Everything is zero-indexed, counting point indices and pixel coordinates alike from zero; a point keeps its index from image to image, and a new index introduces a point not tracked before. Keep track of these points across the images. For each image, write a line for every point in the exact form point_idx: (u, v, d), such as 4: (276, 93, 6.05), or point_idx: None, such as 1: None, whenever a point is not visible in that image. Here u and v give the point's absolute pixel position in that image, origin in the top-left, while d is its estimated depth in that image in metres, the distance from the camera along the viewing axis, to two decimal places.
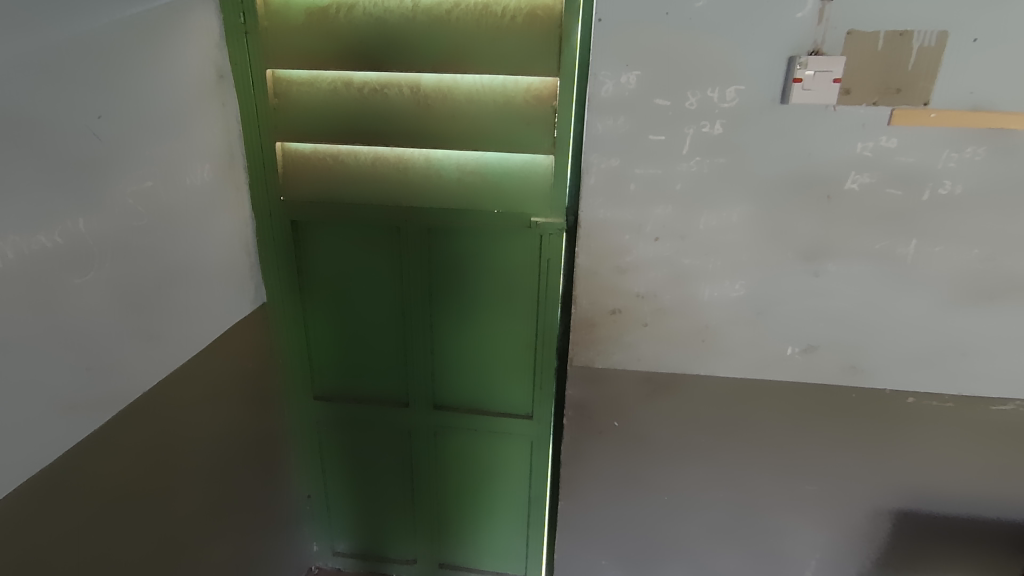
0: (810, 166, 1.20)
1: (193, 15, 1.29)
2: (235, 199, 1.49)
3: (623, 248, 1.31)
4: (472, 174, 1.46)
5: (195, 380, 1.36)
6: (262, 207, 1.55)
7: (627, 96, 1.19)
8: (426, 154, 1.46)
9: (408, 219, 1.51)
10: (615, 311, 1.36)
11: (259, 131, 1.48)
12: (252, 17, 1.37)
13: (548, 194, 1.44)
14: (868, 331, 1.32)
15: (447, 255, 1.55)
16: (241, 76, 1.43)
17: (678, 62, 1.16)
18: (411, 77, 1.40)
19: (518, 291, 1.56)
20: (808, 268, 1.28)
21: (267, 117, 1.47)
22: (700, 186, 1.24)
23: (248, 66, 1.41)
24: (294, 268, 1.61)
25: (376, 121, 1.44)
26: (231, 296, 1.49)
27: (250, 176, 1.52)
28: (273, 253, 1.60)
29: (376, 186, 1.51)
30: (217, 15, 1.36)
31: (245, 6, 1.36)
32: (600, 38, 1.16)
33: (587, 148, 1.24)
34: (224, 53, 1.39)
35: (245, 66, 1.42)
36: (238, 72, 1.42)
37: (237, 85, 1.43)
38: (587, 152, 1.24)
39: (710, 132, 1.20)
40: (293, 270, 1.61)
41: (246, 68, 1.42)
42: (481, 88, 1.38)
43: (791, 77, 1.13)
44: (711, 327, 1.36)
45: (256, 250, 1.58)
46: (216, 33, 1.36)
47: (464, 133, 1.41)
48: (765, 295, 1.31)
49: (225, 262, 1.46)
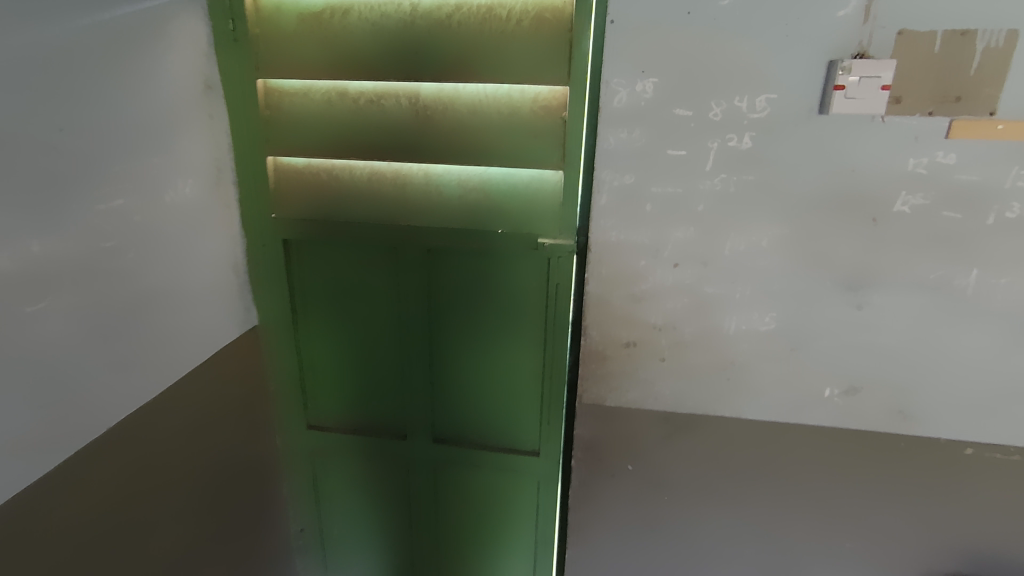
0: (853, 185, 1.05)
1: (177, 22, 1.21)
2: (223, 216, 1.40)
3: (638, 274, 1.17)
4: (474, 191, 1.34)
5: (179, 407, 1.27)
6: (254, 225, 1.46)
7: (642, 106, 1.07)
8: (425, 170, 1.35)
9: (407, 239, 1.40)
10: (629, 344, 1.23)
11: (251, 144, 1.39)
12: (241, 25, 1.29)
13: (557, 214, 1.31)
14: (920, 372, 1.15)
15: (449, 278, 1.44)
16: (230, 87, 1.35)
17: (701, 68, 1.03)
18: (409, 86, 1.30)
19: (526, 318, 1.43)
20: (850, 300, 1.13)
21: (258, 130, 1.38)
22: (726, 207, 1.10)
23: (238, 76, 1.33)
24: (287, 290, 1.52)
25: (372, 134, 1.34)
26: (217, 319, 1.40)
27: (241, 193, 1.43)
28: (265, 274, 1.50)
29: (372, 203, 1.40)
30: (205, 22, 1.29)
31: (235, 12, 1.28)
32: (612, 41, 1.04)
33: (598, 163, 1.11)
34: (212, 63, 1.32)
35: (235, 76, 1.34)
36: (227, 82, 1.34)
37: (227, 96, 1.35)
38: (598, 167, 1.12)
39: (737, 146, 1.06)
40: (286, 292, 1.52)
41: (236, 78, 1.34)
42: (485, 98, 1.27)
43: (832, 84, 0.98)
44: (738, 363, 1.21)
45: (247, 270, 1.49)
46: (202, 41, 1.28)
47: (466, 147, 1.30)
48: (801, 329, 1.16)
49: (210, 284, 1.37)
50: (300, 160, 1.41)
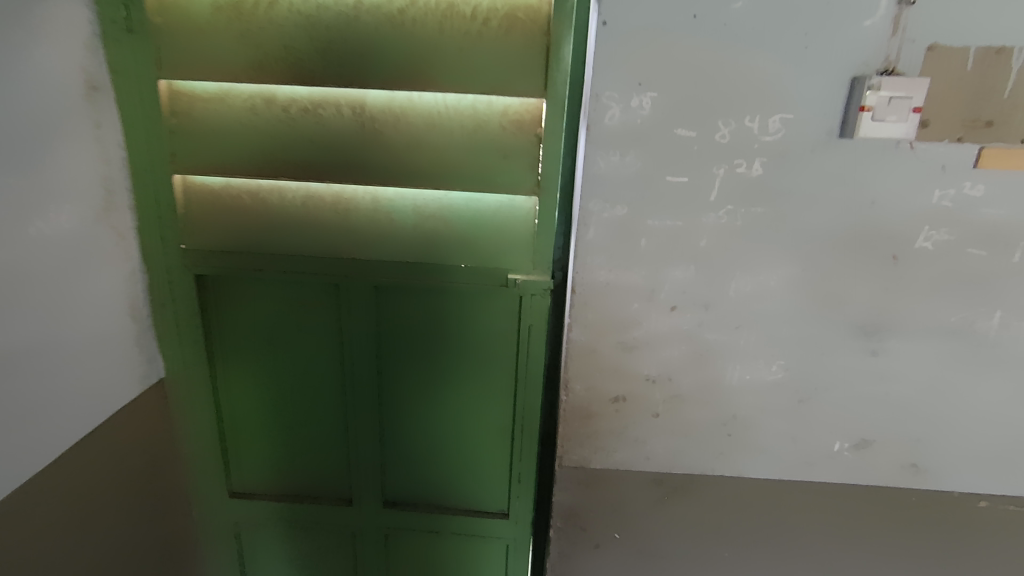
0: (872, 220, 0.93)
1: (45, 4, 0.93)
2: (117, 248, 1.13)
3: (630, 319, 1.00)
4: (432, 219, 1.14)
5: (59, 497, 0.99)
6: (160, 257, 1.19)
7: (637, 125, 0.90)
8: (372, 193, 1.13)
9: (352, 275, 1.17)
10: (619, 399, 1.06)
11: (154, 160, 1.12)
12: (137, 11, 1.03)
13: None
14: (935, 424, 1.05)
15: (403, 319, 1.22)
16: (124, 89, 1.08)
17: (707, 82, 0.87)
18: (352, 93, 1.08)
19: (493, 364, 1.24)
20: (864, 346, 1.01)
21: (162, 143, 1.11)
22: (731, 242, 0.95)
23: (133, 76, 1.06)
24: (203, 335, 1.25)
25: (307, 149, 1.10)
26: (110, 377, 1.12)
27: (141, 219, 1.16)
28: (175, 317, 1.23)
29: (307, 232, 1.16)
30: (87, 5, 1.02)
31: None
32: (602, 46, 0.87)
33: (582, 191, 0.94)
34: (100, 58, 1.05)
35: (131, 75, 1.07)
36: (120, 82, 1.07)
37: (121, 100, 1.08)
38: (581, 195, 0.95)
39: (746, 173, 0.91)
40: (202, 338, 1.25)
41: (132, 77, 1.07)
42: (447, 110, 1.07)
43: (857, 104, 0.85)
44: (740, 417, 1.06)
45: (151, 311, 1.22)
46: (83, 30, 1.01)
47: (423, 167, 1.09)
48: (810, 378, 1.03)
49: (97, 335, 1.09)
50: (218, 180, 1.15)
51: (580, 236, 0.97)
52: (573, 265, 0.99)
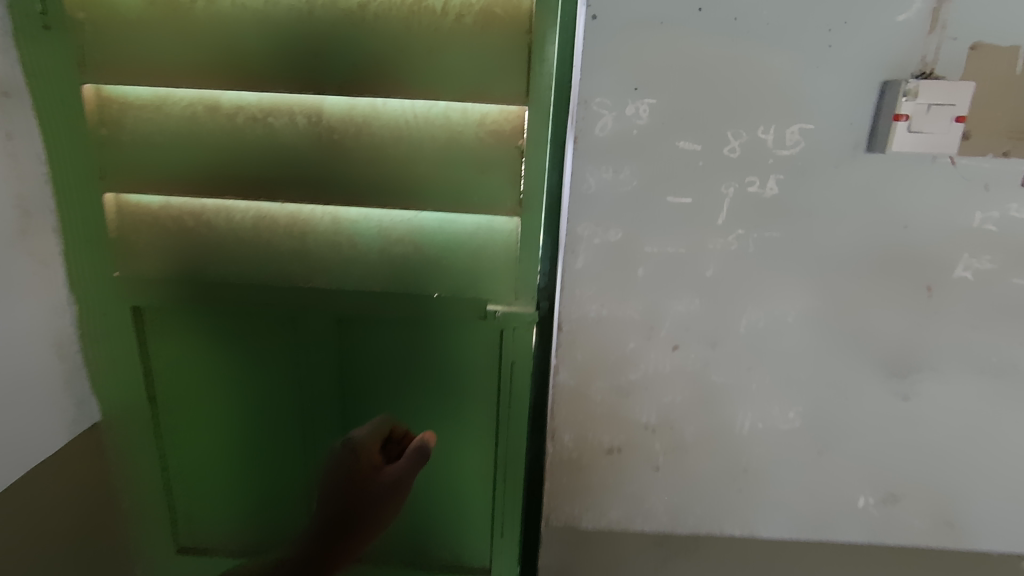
0: (904, 246, 0.80)
1: None
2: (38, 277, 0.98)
3: (624, 360, 0.87)
4: (401, 242, 1.00)
5: None
6: (89, 287, 1.04)
7: (631, 136, 0.77)
8: (332, 214, 0.99)
9: (312, 305, 1.03)
10: (613, 450, 0.92)
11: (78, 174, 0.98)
12: (56, 5, 0.89)
13: (512, 271, 0.99)
14: (973, 476, 0.92)
15: (370, 354, 1.08)
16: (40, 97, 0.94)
17: (715, 86, 0.75)
18: (307, 99, 0.94)
19: (473, 404, 1.09)
20: (893, 389, 0.88)
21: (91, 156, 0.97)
22: (742, 272, 0.82)
23: (54, 79, 0.93)
24: (143, 373, 1.10)
25: (255, 164, 0.96)
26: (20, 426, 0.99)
27: (66, 242, 1.01)
28: (109, 353, 1.08)
29: (258, 259, 1.02)
30: None
31: None
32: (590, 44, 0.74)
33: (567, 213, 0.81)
34: (15, 59, 0.91)
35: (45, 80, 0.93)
36: (39, 86, 0.93)
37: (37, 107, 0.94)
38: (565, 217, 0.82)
39: (759, 192, 0.79)
40: (142, 377, 1.10)
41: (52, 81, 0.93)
42: (415, 119, 0.94)
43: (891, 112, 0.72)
44: (752, 470, 0.93)
45: (82, 347, 1.07)
46: None
47: (389, 182, 0.96)
48: (830, 425, 0.91)
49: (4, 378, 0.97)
50: (155, 199, 1.00)
51: (565, 265, 0.83)
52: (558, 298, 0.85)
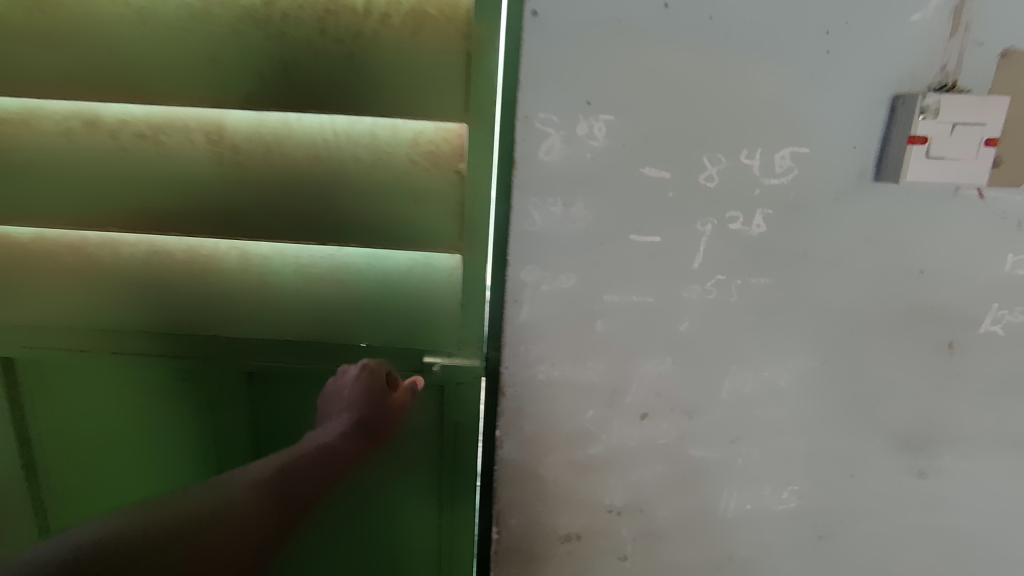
0: (919, 296, 0.66)
1: None
2: None
3: (582, 431, 0.72)
4: (318, 283, 0.75)
5: None
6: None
7: (584, 161, 0.62)
8: (239, 248, 0.76)
9: (218, 356, 0.83)
10: (571, 536, 0.77)
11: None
12: None
13: (458, 322, 0.73)
14: (1002, 564, 0.77)
15: (289, 417, 0.86)
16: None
17: (686, 99, 0.60)
18: (203, 113, 0.70)
19: (414, 490, 0.84)
20: (909, 465, 0.73)
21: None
22: (722, 327, 0.68)
23: None
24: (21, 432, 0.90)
25: (137, 196, 0.72)
26: None
27: None
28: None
29: (152, 305, 0.81)
30: None
31: None
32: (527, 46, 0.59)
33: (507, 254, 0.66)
34: None
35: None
36: None
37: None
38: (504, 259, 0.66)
39: (742, 232, 0.65)
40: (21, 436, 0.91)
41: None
42: (331, 137, 0.67)
43: (908, 133, 0.58)
44: (739, 558, 0.78)
45: None
46: None
47: (288, 204, 0.70)
48: (832, 508, 0.75)
49: None
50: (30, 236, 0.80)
51: (506, 317, 0.68)
52: (500, 356, 0.70)
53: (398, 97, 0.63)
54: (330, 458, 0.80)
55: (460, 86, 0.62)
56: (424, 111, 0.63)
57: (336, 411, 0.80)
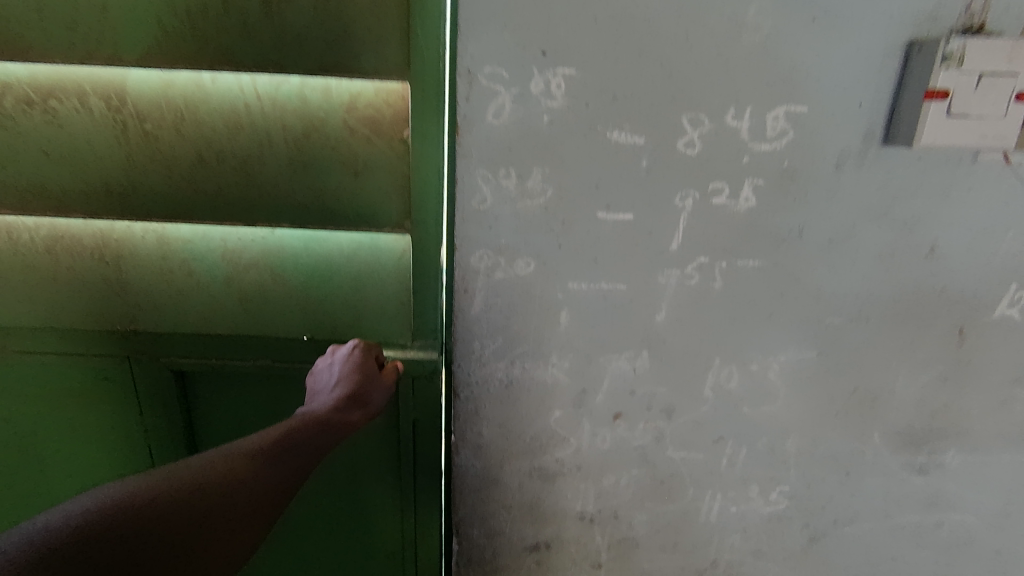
0: (928, 278, 0.58)
1: None
2: None
3: (549, 435, 0.64)
4: (249, 277, 0.60)
5: None
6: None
7: (541, 125, 0.52)
8: (155, 231, 0.59)
9: (129, 368, 0.65)
10: (540, 545, 0.70)
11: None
12: None
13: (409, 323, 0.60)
14: (1003, 561, 0.72)
15: (223, 434, 0.70)
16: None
17: (661, 48, 0.50)
18: (100, 72, 0.52)
19: (373, 515, 0.70)
20: (909, 462, 0.66)
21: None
22: (705, 316, 0.59)
23: None
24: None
25: (29, 174, 0.55)
26: None
27: None
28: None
29: (46, 312, 0.62)
30: None
31: None
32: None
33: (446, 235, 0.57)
34: None
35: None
36: None
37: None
38: (446, 243, 0.57)
39: (728, 207, 0.55)
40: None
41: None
42: (257, 102, 0.53)
43: (927, 89, 0.48)
44: (722, 563, 0.72)
45: None
46: None
47: (203, 184, 0.55)
48: (823, 510, 0.69)
49: None
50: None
51: (454, 310, 0.59)
52: (450, 353, 0.61)
53: (325, 49, 0.51)
54: (334, 437, 0.50)
55: (394, 35, 0.50)
56: (357, 65, 0.51)
57: (325, 390, 0.55)
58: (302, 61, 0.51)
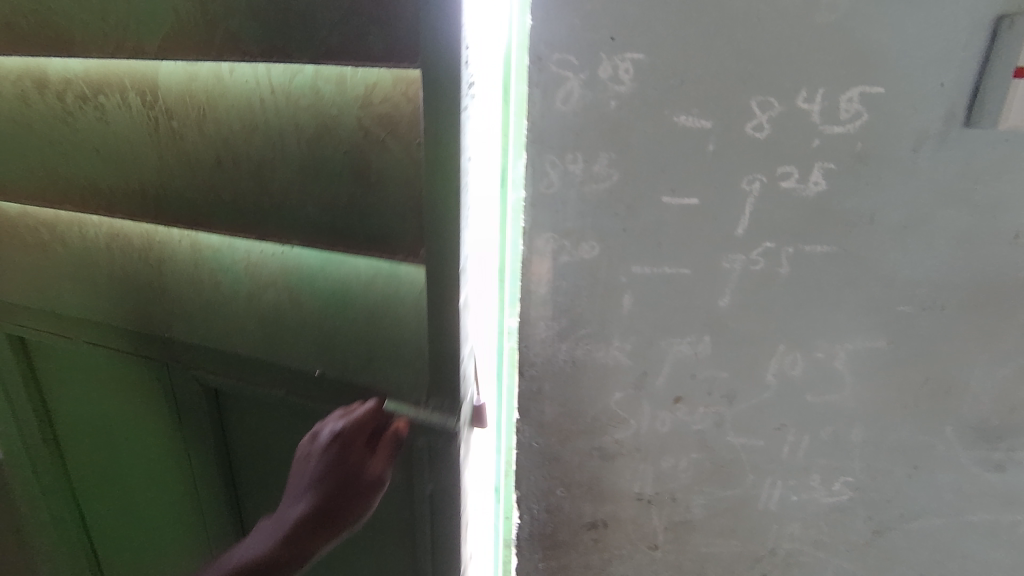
0: (1010, 265, 0.56)
1: None
2: None
3: (608, 416, 0.65)
4: (265, 293, 0.60)
5: None
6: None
7: (608, 110, 0.53)
8: (187, 236, 0.60)
9: (166, 369, 0.69)
10: (597, 523, 0.71)
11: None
12: None
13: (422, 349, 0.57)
14: None
15: (251, 434, 0.71)
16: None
17: (732, 30, 0.50)
18: (133, 68, 0.55)
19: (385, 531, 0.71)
20: (985, 458, 0.64)
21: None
22: (769, 302, 0.59)
23: None
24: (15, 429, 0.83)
25: (83, 168, 0.61)
26: None
27: None
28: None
29: (97, 298, 0.68)
30: None
31: None
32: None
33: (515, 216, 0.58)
34: None
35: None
36: None
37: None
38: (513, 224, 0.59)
39: (797, 190, 0.55)
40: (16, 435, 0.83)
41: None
42: (269, 95, 0.52)
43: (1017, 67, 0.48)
44: (781, 552, 0.71)
45: None
46: None
47: (225, 182, 0.56)
48: (889, 503, 0.67)
49: None
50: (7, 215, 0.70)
51: (520, 291, 0.61)
52: (517, 332, 0.63)
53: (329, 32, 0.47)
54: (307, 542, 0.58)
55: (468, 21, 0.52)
56: (363, 49, 0.47)
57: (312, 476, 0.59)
58: (308, 46, 0.48)
